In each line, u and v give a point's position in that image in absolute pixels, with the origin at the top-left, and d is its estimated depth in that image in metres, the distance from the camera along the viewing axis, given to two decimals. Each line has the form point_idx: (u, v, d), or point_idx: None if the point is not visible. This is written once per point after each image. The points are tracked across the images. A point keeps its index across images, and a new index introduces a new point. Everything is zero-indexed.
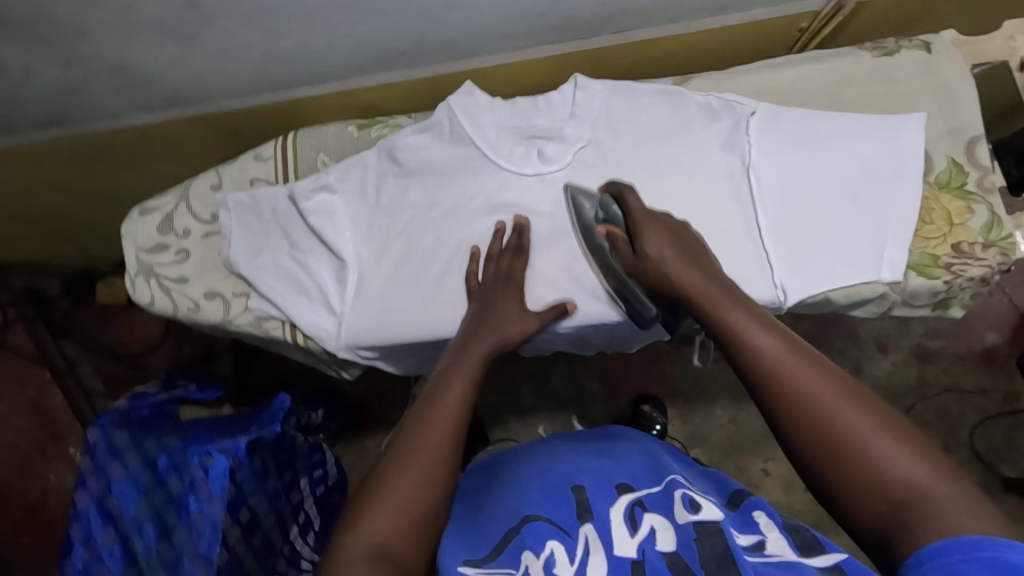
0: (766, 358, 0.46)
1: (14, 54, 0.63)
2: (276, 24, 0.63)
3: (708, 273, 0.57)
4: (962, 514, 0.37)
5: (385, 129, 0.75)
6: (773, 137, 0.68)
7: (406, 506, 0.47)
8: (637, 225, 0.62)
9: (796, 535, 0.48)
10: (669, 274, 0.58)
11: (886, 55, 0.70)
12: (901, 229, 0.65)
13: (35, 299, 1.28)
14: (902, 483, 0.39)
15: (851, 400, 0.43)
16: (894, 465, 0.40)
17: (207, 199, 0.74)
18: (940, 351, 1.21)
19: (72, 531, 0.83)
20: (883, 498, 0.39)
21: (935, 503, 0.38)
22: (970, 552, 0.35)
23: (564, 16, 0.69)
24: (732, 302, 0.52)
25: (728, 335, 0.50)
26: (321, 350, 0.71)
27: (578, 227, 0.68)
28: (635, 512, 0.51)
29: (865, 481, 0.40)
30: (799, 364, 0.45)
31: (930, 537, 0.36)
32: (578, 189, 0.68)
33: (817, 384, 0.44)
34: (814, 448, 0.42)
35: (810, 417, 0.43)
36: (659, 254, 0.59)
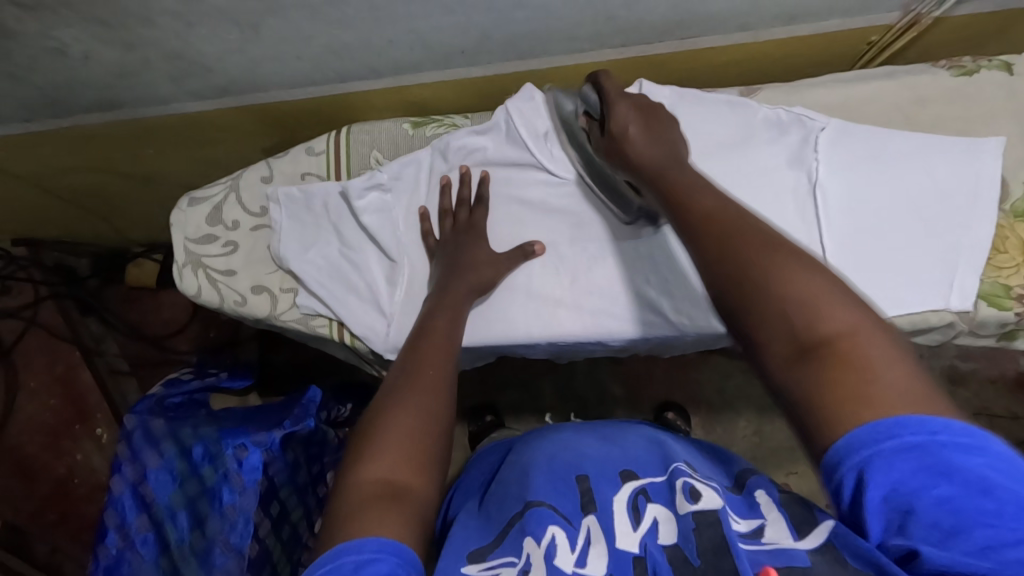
0: (721, 226, 0.47)
1: (75, 37, 0.62)
2: (340, 17, 0.62)
3: (670, 145, 0.57)
4: (890, 371, 0.37)
5: (440, 128, 0.73)
6: (843, 154, 0.66)
7: (404, 438, 0.49)
8: (608, 104, 0.60)
9: (796, 513, 0.45)
10: (630, 150, 0.57)
11: (965, 74, 0.68)
12: (972, 257, 0.63)
13: (65, 277, 1.27)
14: (854, 353, 0.38)
15: (803, 270, 0.43)
16: (822, 315, 0.40)
17: (257, 191, 0.73)
18: (974, 373, 1.19)
19: (106, 515, 0.83)
20: (831, 367, 0.38)
21: (861, 349, 0.38)
22: (898, 447, 0.35)
23: (631, 20, 0.67)
24: (681, 172, 0.53)
25: (671, 204, 0.52)
26: (367, 350, 0.70)
27: (560, 123, 0.68)
28: (638, 501, 0.49)
29: (784, 325, 0.41)
30: (728, 221, 0.47)
31: (867, 425, 0.36)
32: (560, 92, 0.68)
33: (752, 242, 0.45)
34: (739, 298, 0.44)
35: (739, 268, 0.44)
36: (624, 128, 0.57)
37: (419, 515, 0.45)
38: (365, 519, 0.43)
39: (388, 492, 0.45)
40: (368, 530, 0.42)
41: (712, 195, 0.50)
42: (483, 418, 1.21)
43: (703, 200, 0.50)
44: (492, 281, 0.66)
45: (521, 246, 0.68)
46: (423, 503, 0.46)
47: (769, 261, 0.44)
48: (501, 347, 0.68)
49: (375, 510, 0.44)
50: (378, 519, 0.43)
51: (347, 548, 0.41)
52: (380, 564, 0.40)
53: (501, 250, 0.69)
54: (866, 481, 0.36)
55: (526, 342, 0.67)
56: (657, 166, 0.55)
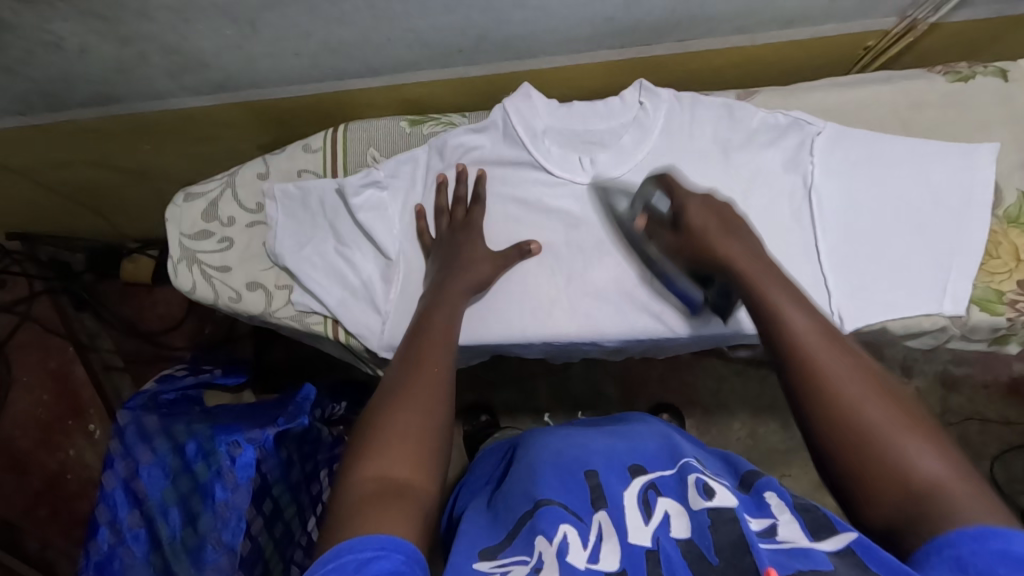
0: (821, 370, 0.48)
1: (72, 31, 0.62)
2: (339, 15, 0.62)
3: (749, 244, 0.59)
4: (994, 511, 0.39)
5: (437, 126, 0.73)
6: (838, 158, 0.67)
7: (406, 437, 0.49)
8: (679, 203, 0.63)
9: (808, 515, 0.45)
10: (712, 244, 0.59)
11: (960, 80, 0.69)
12: (965, 262, 0.63)
13: (60, 272, 1.26)
14: (946, 505, 0.40)
15: (909, 433, 0.44)
16: (924, 457, 0.42)
17: (253, 187, 0.73)
18: (967, 377, 1.19)
19: (98, 511, 0.83)
20: (925, 517, 0.40)
21: (955, 500, 0.40)
22: (1007, 548, 0.36)
23: (629, 22, 0.68)
24: (769, 274, 0.55)
25: (762, 310, 0.53)
26: (362, 348, 0.70)
27: (609, 215, 0.69)
28: (649, 496, 0.50)
29: (884, 468, 0.43)
30: (826, 343, 0.49)
31: (959, 532, 0.38)
32: (608, 185, 0.69)
33: (849, 372, 0.47)
34: (838, 446, 0.45)
35: (835, 388, 0.47)
36: (702, 224, 0.60)
37: (421, 512, 0.45)
38: (366, 517, 0.43)
39: (389, 490, 0.45)
40: (368, 528, 0.42)
41: (803, 312, 0.52)
42: (478, 418, 1.21)
43: (796, 319, 0.51)
44: (488, 280, 0.66)
45: (518, 244, 0.68)
46: (425, 500, 0.46)
47: (866, 407, 0.45)
48: (494, 346, 0.68)
49: (375, 508, 0.43)
50: (378, 517, 0.43)
51: (346, 546, 0.40)
52: (382, 562, 0.40)
53: (495, 247, 0.69)
54: (967, 563, 0.37)
55: (522, 342, 0.67)
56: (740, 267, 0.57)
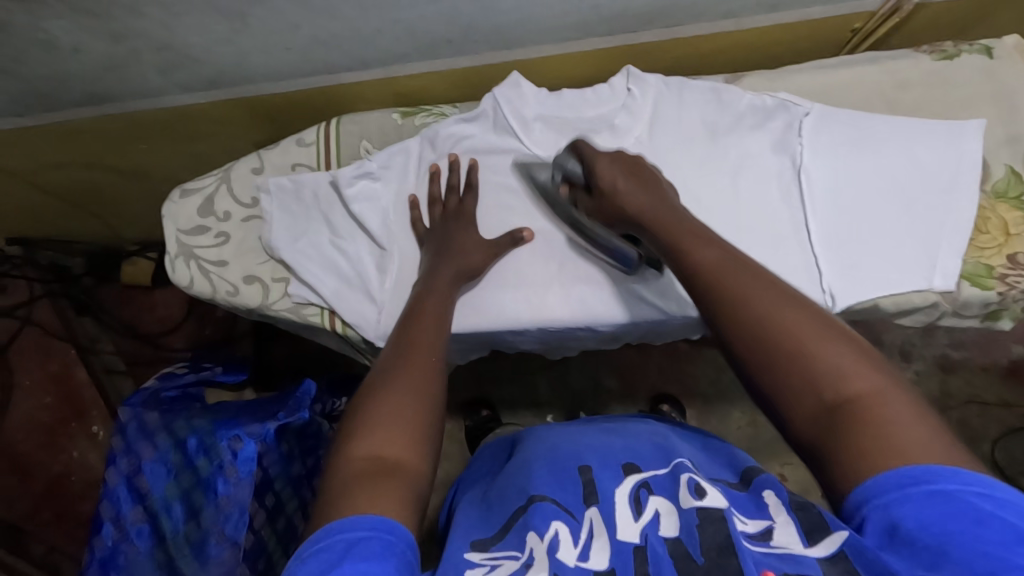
0: (738, 292, 0.50)
1: (65, 29, 0.63)
2: (328, 7, 0.62)
3: (659, 201, 0.61)
4: (915, 425, 0.41)
5: (429, 117, 0.74)
6: (826, 138, 0.67)
7: (397, 416, 0.50)
8: (590, 166, 0.66)
9: (804, 515, 0.43)
10: (627, 204, 0.62)
11: (946, 58, 0.69)
12: (954, 238, 0.64)
13: (59, 276, 1.28)
14: (867, 411, 0.42)
15: (826, 340, 0.46)
16: (845, 372, 0.44)
17: (248, 182, 0.73)
18: (964, 361, 1.20)
19: (101, 508, 0.83)
20: (848, 424, 0.42)
21: (879, 407, 0.42)
22: (927, 491, 0.38)
23: (616, 9, 0.68)
24: (684, 226, 0.58)
25: (680, 257, 0.56)
26: (359, 338, 0.70)
27: (539, 196, 0.70)
28: (640, 494, 0.48)
29: (804, 388, 0.45)
30: (742, 276, 0.51)
31: (889, 472, 0.39)
32: (529, 163, 0.71)
33: (768, 297, 0.49)
34: (764, 362, 0.47)
35: (752, 317, 0.48)
36: (612, 185, 0.64)
37: (413, 492, 0.46)
38: (358, 496, 0.44)
39: (381, 469, 0.46)
40: (360, 508, 0.43)
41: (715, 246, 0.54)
42: (478, 412, 1.22)
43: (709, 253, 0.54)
44: (480, 268, 0.66)
45: (511, 232, 0.68)
46: (417, 480, 0.47)
47: (786, 322, 0.47)
48: (491, 334, 0.69)
49: (367, 487, 0.44)
50: (371, 497, 0.43)
51: (341, 526, 0.41)
52: (373, 542, 0.40)
53: (489, 236, 0.70)
54: (895, 519, 0.38)
55: (517, 328, 0.68)
56: (664, 222, 0.59)
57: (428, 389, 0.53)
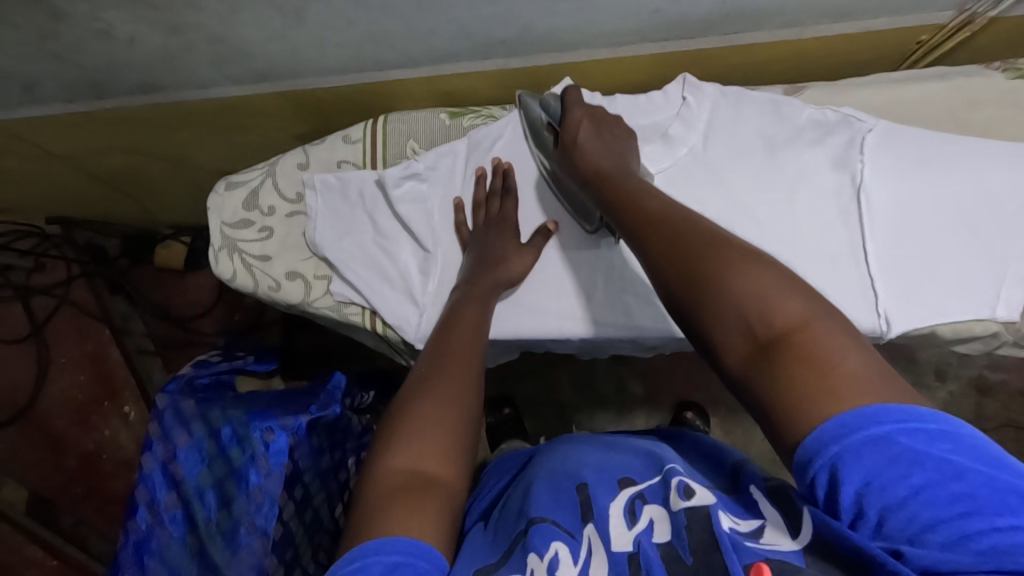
0: (675, 235, 0.50)
1: (122, 20, 0.62)
2: (384, 6, 0.61)
3: (612, 155, 0.63)
4: (858, 366, 0.38)
5: (477, 119, 0.73)
6: (890, 156, 0.65)
7: (433, 429, 0.49)
8: (566, 109, 0.67)
9: (788, 503, 0.41)
10: (585, 146, 0.64)
11: (1020, 77, 0.67)
12: (1022, 267, 0.61)
13: (95, 256, 1.30)
14: (798, 344, 0.39)
15: (755, 273, 0.44)
16: (773, 305, 0.42)
17: (294, 177, 0.73)
18: (1004, 383, 1.16)
19: (137, 491, 0.84)
20: (778, 358, 0.40)
21: (810, 339, 0.39)
22: (865, 440, 0.35)
23: (676, 15, 0.66)
24: (635, 185, 0.58)
25: (630, 216, 0.55)
26: (399, 340, 0.70)
27: (528, 131, 0.70)
28: (636, 505, 0.46)
29: (744, 340, 0.42)
30: (688, 233, 0.49)
31: (831, 415, 0.36)
32: (529, 95, 0.70)
33: (712, 253, 0.47)
34: (695, 300, 0.46)
35: (686, 254, 0.48)
36: (576, 123, 0.65)
37: (448, 509, 0.45)
38: (397, 512, 0.43)
39: (419, 484, 0.46)
40: (398, 525, 0.42)
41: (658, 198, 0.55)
42: (501, 410, 1.22)
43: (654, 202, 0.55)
44: (518, 276, 0.66)
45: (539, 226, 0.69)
46: (453, 497, 0.47)
47: (719, 263, 0.46)
48: (532, 342, 0.68)
49: (405, 504, 0.44)
50: (409, 514, 0.43)
51: (376, 547, 0.41)
52: (409, 566, 0.40)
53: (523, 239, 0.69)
54: (840, 472, 0.35)
55: (558, 337, 0.67)
56: (610, 177, 0.60)
57: (466, 402, 0.52)
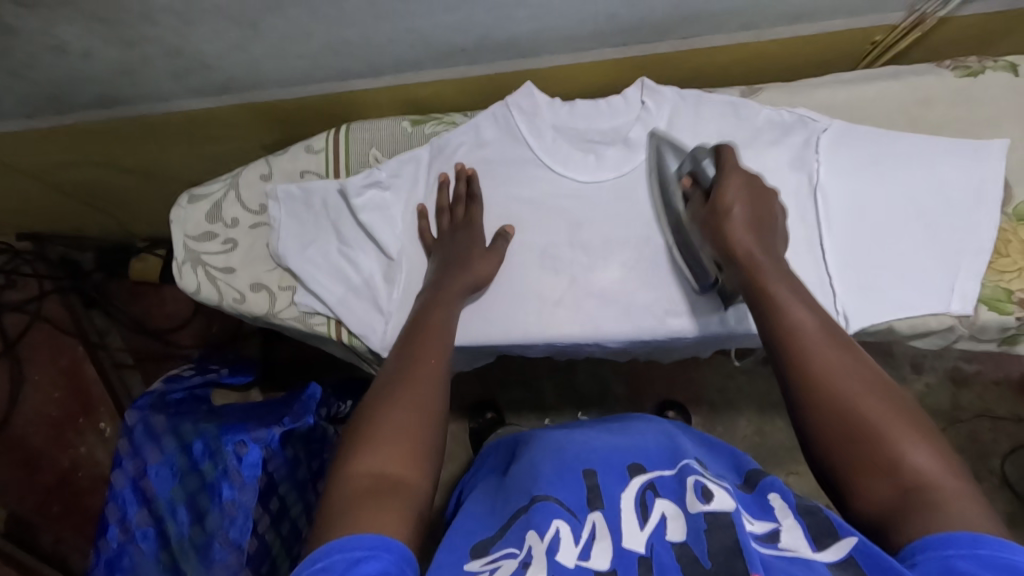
0: (814, 362, 0.50)
1: (76, 34, 0.62)
2: (341, 16, 0.62)
3: (765, 242, 0.58)
4: (980, 514, 0.41)
5: (439, 125, 0.73)
6: (844, 155, 0.66)
7: (400, 430, 0.48)
8: (721, 175, 0.60)
9: (811, 518, 0.45)
10: (730, 231, 0.58)
11: (969, 75, 0.67)
12: (974, 261, 0.62)
13: (69, 271, 1.28)
14: (936, 499, 0.42)
15: (900, 423, 0.46)
16: (908, 457, 0.44)
17: (256, 188, 0.73)
18: (977, 375, 1.18)
19: (108, 509, 0.84)
20: (916, 508, 0.42)
21: (940, 493, 0.42)
22: (994, 555, 0.38)
23: (632, 19, 0.67)
24: (780, 276, 0.56)
25: (769, 310, 0.54)
26: (365, 348, 0.70)
27: (656, 176, 0.68)
28: (647, 497, 0.50)
29: (881, 466, 0.45)
30: (830, 344, 0.51)
31: (949, 533, 0.40)
32: (666, 142, 0.67)
33: (851, 372, 0.49)
34: (832, 438, 0.47)
35: (833, 394, 0.48)
36: (732, 203, 0.59)
37: (414, 511, 0.44)
38: (359, 515, 0.42)
39: (384, 486, 0.44)
40: (360, 526, 0.41)
41: (803, 305, 0.53)
42: (483, 415, 1.21)
43: (795, 309, 0.53)
44: (486, 280, 0.66)
45: (498, 231, 0.68)
46: (420, 496, 0.45)
47: (863, 409, 0.47)
48: (497, 347, 0.68)
49: (368, 506, 0.43)
50: (372, 515, 0.42)
51: (338, 545, 0.40)
52: (372, 562, 0.39)
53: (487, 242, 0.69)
54: (953, 562, 0.39)
55: (523, 342, 0.67)
56: (756, 261, 0.56)
57: (433, 399, 0.51)
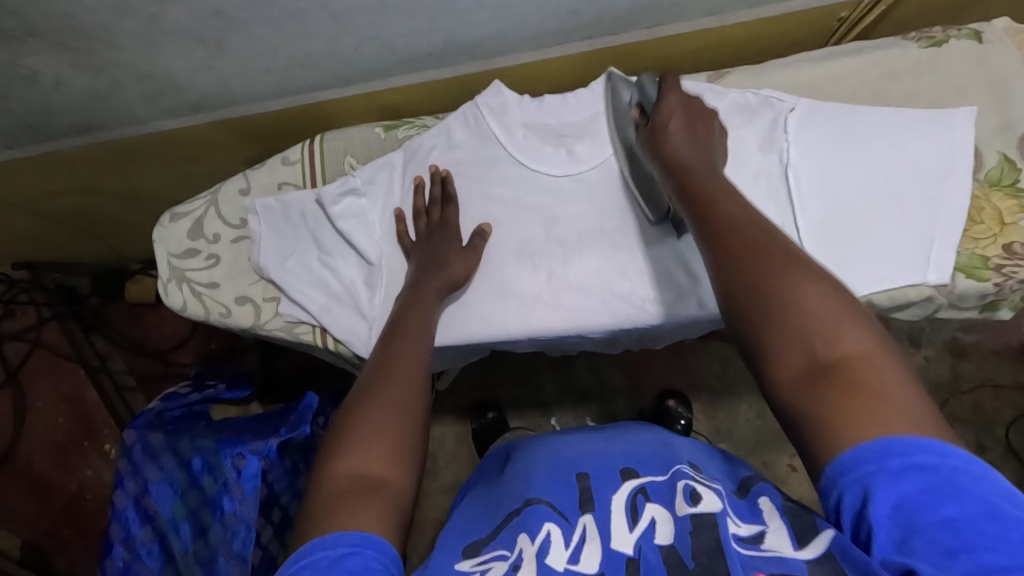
0: (744, 241, 0.48)
1: (45, 64, 0.63)
2: (303, 29, 0.63)
3: (700, 149, 0.59)
4: (898, 388, 0.39)
5: (411, 130, 0.74)
6: (813, 134, 0.66)
7: (379, 428, 0.48)
8: (660, 95, 0.64)
9: (796, 519, 0.44)
10: (666, 141, 0.60)
11: (933, 46, 0.68)
12: (949, 230, 0.62)
13: (66, 298, 1.28)
14: (855, 382, 0.39)
15: (826, 305, 0.43)
16: (835, 342, 0.41)
17: (236, 203, 0.74)
18: (976, 345, 1.16)
19: (111, 528, 0.85)
20: (830, 392, 0.40)
21: (866, 380, 0.39)
22: (907, 465, 0.36)
23: (595, 13, 0.68)
24: (713, 181, 0.55)
25: (699, 208, 0.53)
26: (351, 354, 0.70)
27: (612, 111, 0.69)
28: (637, 502, 0.49)
29: (798, 341, 0.42)
30: (759, 234, 0.48)
31: (868, 439, 0.37)
32: (619, 78, 0.70)
33: (780, 256, 0.46)
34: (752, 312, 0.45)
35: (759, 276, 0.46)
36: (668, 115, 0.61)
37: (396, 511, 0.44)
38: (340, 515, 0.42)
39: (364, 486, 0.44)
40: (341, 524, 0.41)
41: (737, 208, 0.52)
42: (485, 415, 1.22)
43: (731, 211, 0.51)
44: (464, 280, 0.66)
45: (477, 226, 0.69)
46: (402, 494, 0.46)
47: (789, 287, 0.44)
48: (482, 346, 0.69)
49: (348, 506, 0.43)
50: (352, 515, 0.42)
51: (320, 543, 0.40)
52: (354, 558, 0.39)
53: (465, 242, 0.69)
54: (869, 488, 0.37)
55: (506, 338, 0.67)
56: (691, 170, 0.56)
57: (410, 401, 0.51)
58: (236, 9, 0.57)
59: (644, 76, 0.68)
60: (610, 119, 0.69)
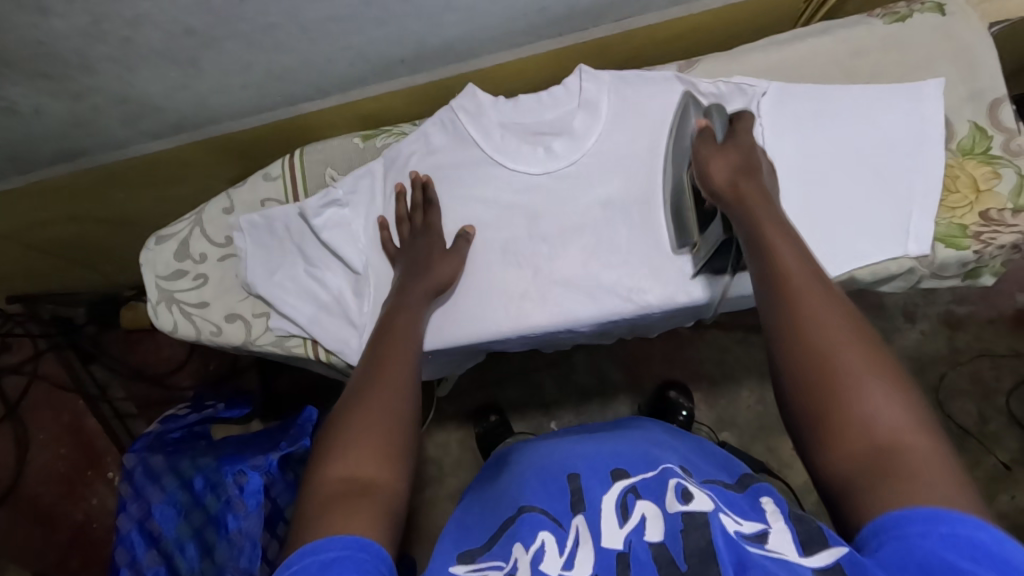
0: (806, 306, 0.49)
1: (24, 94, 0.64)
2: (276, 43, 0.63)
3: (766, 197, 0.58)
4: (945, 474, 0.40)
5: (389, 137, 0.75)
6: (785, 116, 0.67)
7: (369, 428, 0.49)
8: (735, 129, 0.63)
9: (801, 526, 0.44)
10: (731, 182, 0.59)
11: (898, 21, 0.69)
12: (926, 201, 0.63)
13: (62, 328, 1.28)
14: (905, 464, 0.41)
15: (880, 378, 0.44)
16: (889, 423, 0.42)
17: (220, 222, 0.74)
18: (971, 316, 1.16)
19: (117, 554, 0.85)
20: (883, 473, 0.41)
21: (915, 460, 0.41)
22: (933, 517, 0.38)
23: (563, 9, 0.68)
24: (773, 223, 0.55)
25: (760, 259, 0.54)
26: (342, 364, 0.71)
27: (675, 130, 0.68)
28: (627, 499, 0.48)
29: (850, 421, 0.43)
30: (825, 297, 0.49)
31: (909, 509, 0.39)
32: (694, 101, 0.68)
33: (842, 325, 0.47)
34: (807, 377, 0.46)
35: (819, 343, 0.46)
36: (734, 158, 0.61)
37: (388, 512, 0.44)
38: (330, 519, 0.42)
39: (355, 489, 0.45)
40: (333, 528, 0.42)
41: (801, 259, 0.52)
42: (487, 418, 1.23)
43: (793, 264, 0.52)
44: (448, 282, 0.66)
45: (459, 228, 0.69)
46: (393, 496, 0.46)
47: (849, 357, 0.45)
48: (472, 347, 0.70)
49: (341, 508, 0.43)
50: (343, 517, 0.42)
51: (312, 547, 0.40)
52: (347, 560, 0.40)
53: (449, 244, 0.70)
54: (913, 543, 0.37)
55: (495, 338, 0.68)
56: (756, 215, 0.56)
57: (399, 401, 0.52)
58: (208, 26, 0.58)
59: (717, 105, 0.67)
60: (674, 149, 0.68)
